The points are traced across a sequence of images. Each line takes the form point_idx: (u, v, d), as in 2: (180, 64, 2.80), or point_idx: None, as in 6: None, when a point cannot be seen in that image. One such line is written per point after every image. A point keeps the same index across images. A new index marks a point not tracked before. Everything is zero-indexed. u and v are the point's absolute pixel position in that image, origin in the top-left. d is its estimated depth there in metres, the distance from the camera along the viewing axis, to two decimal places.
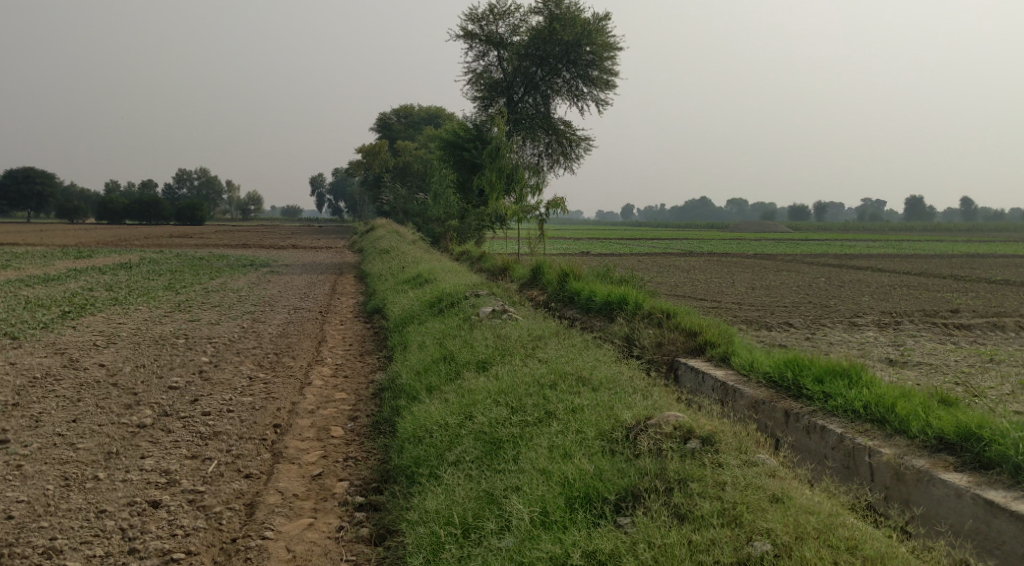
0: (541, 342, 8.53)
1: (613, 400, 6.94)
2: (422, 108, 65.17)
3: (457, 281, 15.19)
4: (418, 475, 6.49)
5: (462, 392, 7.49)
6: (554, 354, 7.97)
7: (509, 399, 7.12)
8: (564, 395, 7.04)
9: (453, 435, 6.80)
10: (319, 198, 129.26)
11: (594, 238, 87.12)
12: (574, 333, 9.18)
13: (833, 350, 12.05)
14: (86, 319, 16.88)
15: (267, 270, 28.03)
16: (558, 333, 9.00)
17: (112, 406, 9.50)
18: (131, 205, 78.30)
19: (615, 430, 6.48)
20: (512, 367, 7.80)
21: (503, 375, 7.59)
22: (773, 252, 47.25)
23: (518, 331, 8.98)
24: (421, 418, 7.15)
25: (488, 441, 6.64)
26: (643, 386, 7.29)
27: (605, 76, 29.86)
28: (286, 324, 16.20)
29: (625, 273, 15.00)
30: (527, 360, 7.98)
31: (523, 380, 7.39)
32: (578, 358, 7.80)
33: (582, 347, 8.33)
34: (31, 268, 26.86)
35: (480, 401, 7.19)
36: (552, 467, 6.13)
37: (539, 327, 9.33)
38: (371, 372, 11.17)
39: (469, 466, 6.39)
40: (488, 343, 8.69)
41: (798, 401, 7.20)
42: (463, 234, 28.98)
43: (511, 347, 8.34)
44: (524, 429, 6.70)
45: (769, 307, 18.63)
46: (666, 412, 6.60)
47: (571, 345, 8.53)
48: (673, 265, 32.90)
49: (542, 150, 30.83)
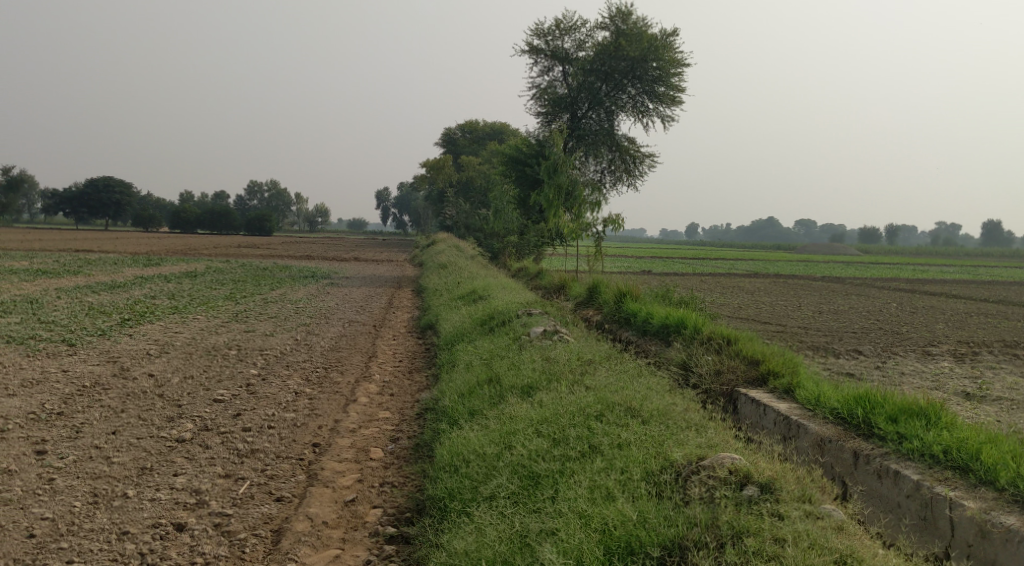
0: (591, 367, 8.07)
1: (663, 434, 6.47)
2: (487, 124, 65.24)
3: (511, 298, 14.84)
4: (450, 511, 6.14)
5: (504, 418, 7.09)
6: (604, 381, 7.51)
7: (553, 429, 6.70)
8: (610, 427, 6.60)
9: (489, 467, 6.44)
10: (384, 212, 130.64)
11: (657, 256, 86.05)
12: (627, 358, 8.72)
13: (905, 381, 11.37)
14: (144, 327, 16.97)
15: (326, 282, 28.08)
16: (609, 358, 8.55)
17: (154, 418, 9.34)
18: (203, 215, 80.02)
19: (662, 470, 6.04)
20: (559, 394, 7.38)
21: (549, 402, 7.17)
22: (843, 275, 45.86)
23: (568, 354, 8.56)
24: (458, 447, 6.78)
25: (526, 476, 6.26)
26: (697, 420, 6.81)
27: (672, 92, 29.31)
28: (339, 337, 16.03)
29: (685, 294, 14.47)
30: (575, 386, 7.55)
31: (569, 407, 6.97)
32: (629, 386, 7.34)
33: (635, 374, 7.86)
34: (100, 274, 27.40)
35: (520, 430, 6.79)
36: (592, 510, 5.73)
37: (590, 350, 8.88)
38: (418, 391, 10.85)
39: (504, 503, 6.02)
40: (535, 366, 8.28)
41: (867, 441, 6.63)
42: (522, 250, 28.69)
43: (559, 371, 7.91)
44: (566, 464, 6.28)
45: (836, 333, 17.87)
46: (721, 452, 6.12)
47: (623, 371, 8.07)
48: (737, 286, 32.09)
49: (605, 166, 30.40)
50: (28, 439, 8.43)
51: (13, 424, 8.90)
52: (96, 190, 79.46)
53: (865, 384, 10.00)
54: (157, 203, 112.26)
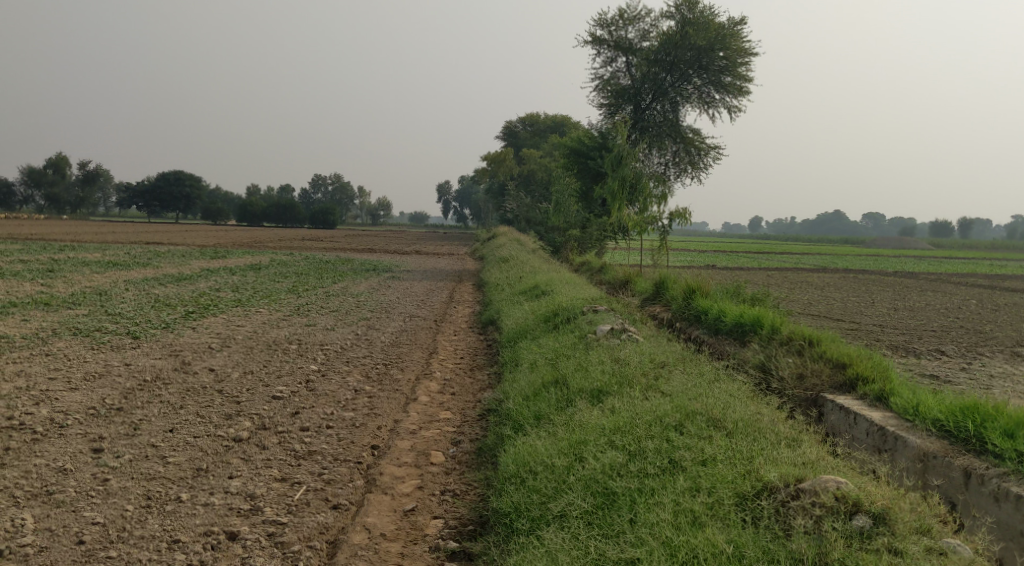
0: (666, 370, 7.58)
1: (750, 449, 5.99)
2: (549, 117, 64.70)
3: (575, 294, 14.37)
4: (518, 529, 5.77)
5: (574, 425, 6.66)
6: (681, 386, 7.02)
7: (629, 440, 6.25)
8: (692, 439, 6.11)
9: (559, 481, 6.03)
10: (445, 205, 131.00)
11: (720, 248, 84.59)
12: (702, 360, 8.22)
13: (998, 386, 10.61)
14: (207, 320, 16.92)
15: (388, 275, 27.96)
16: (684, 360, 8.04)
17: (213, 415, 9.13)
18: (269, 208, 81.12)
19: (759, 495, 5.60)
20: (634, 399, 6.91)
21: (622, 410, 6.71)
22: (917, 270, 44.27)
23: (639, 355, 8.06)
24: (527, 456, 6.37)
25: (600, 493, 5.84)
26: (787, 433, 6.28)
27: (739, 82, 28.45)
28: (399, 332, 15.75)
29: (758, 290, 13.85)
30: (650, 391, 7.07)
31: (647, 416, 6.50)
32: (708, 392, 6.83)
33: (714, 378, 7.34)
34: (167, 267, 27.70)
35: (592, 439, 6.36)
36: (675, 538, 5.33)
37: (663, 351, 8.38)
38: (480, 391, 10.48)
39: (577, 524, 5.62)
40: (605, 367, 7.83)
41: (980, 459, 6.02)
42: (584, 243, 28.14)
43: (631, 374, 7.43)
44: (642, 482, 5.84)
45: (916, 332, 17.01)
46: (823, 475, 5.65)
47: (699, 374, 7.56)
48: (806, 281, 31.11)
49: (669, 158, 29.69)
50: (86, 436, 8.26)
51: (71, 418, 8.76)
52: (167, 183, 81.11)
53: (957, 390, 9.31)
54: (225, 196, 114.27)
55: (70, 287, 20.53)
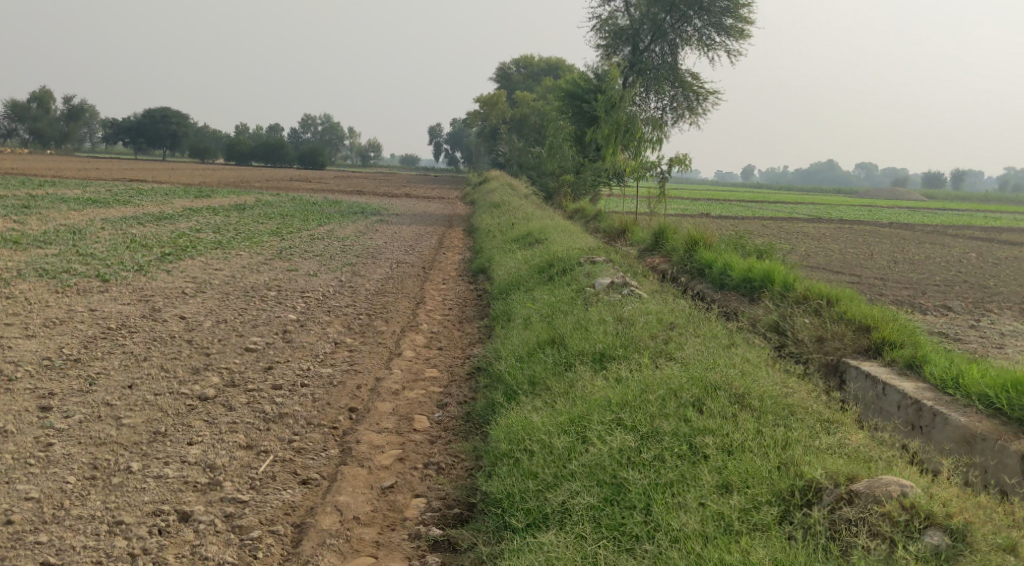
0: (675, 331, 6.89)
1: (780, 433, 5.39)
2: (543, 59, 63.28)
3: (571, 243, 13.60)
4: (515, 521, 5.18)
5: (577, 397, 6.03)
6: (695, 352, 6.34)
7: (643, 418, 5.62)
8: (715, 421, 5.50)
9: (561, 466, 5.42)
10: (435, 148, 129.07)
11: (713, 195, 83.61)
12: (712, 319, 7.52)
13: (1012, 347, 10.08)
14: (184, 263, 16.07)
15: (376, 218, 27.11)
16: (694, 319, 7.35)
17: (178, 369, 8.36)
18: (257, 147, 79.53)
19: (793, 491, 4.99)
20: (647, 367, 6.26)
21: (633, 380, 6.04)
22: (913, 222, 43.75)
23: (645, 314, 7.33)
24: (523, 433, 5.77)
25: (608, 483, 5.22)
26: (820, 413, 5.67)
27: (740, 25, 27.42)
28: (385, 279, 14.99)
29: (762, 241, 13.15)
30: (662, 356, 6.43)
31: (660, 389, 5.86)
32: (726, 360, 6.15)
33: (729, 342, 6.66)
34: (148, 205, 26.69)
35: (598, 414, 5.74)
36: (700, 546, 4.71)
37: (670, 308, 7.67)
38: (469, 346, 9.82)
39: (583, 522, 5.01)
40: (608, 327, 7.14)
41: None
42: (578, 189, 27.37)
43: (638, 337, 6.73)
44: (657, 473, 5.22)
45: (919, 285, 16.36)
46: (881, 476, 4.99)
47: (712, 335, 6.88)
48: (801, 231, 30.41)
49: (667, 104, 28.49)
50: (34, 392, 7.51)
51: (22, 371, 8.00)
52: (153, 121, 79.44)
53: (978, 354, 8.69)
54: (212, 135, 112.13)
55: (43, 225, 19.60)
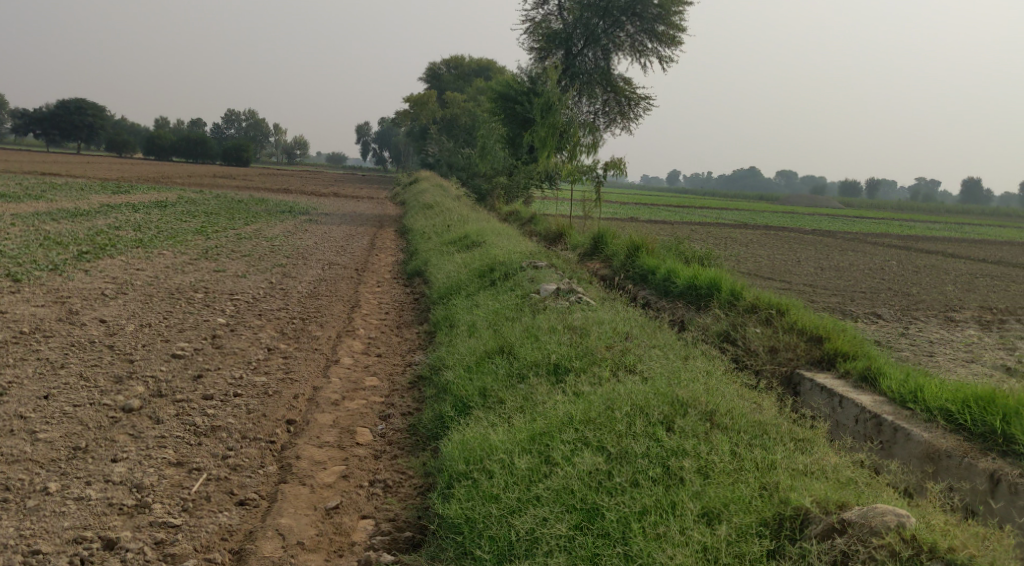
0: (631, 342, 6.76)
1: (762, 456, 5.38)
2: (473, 60, 62.94)
3: (510, 247, 13.38)
4: (480, 549, 5.04)
5: (536, 414, 5.94)
6: (658, 369, 6.26)
7: (612, 437, 5.57)
8: (687, 441, 5.47)
9: (527, 488, 5.32)
10: (363, 146, 127.51)
11: (638, 199, 84.44)
12: (663, 328, 7.41)
13: (943, 355, 10.26)
14: (102, 262, 15.27)
15: (305, 218, 26.43)
16: (647, 329, 7.23)
17: (98, 378, 7.81)
18: (178, 142, 77.14)
19: (779, 520, 4.98)
20: (609, 381, 6.19)
21: (596, 396, 5.97)
22: (834, 229, 44.79)
23: (597, 324, 7.16)
24: (481, 451, 5.68)
25: (579, 508, 5.14)
26: (787, 430, 5.68)
27: (672, 31, 27.59)
28: (318, 282, 14.51)
29: (701, 247, 13.13)
30: (625, 369, 6.37)
31: (627, 404, 5.81)
32: (687, 374, 6.14)
33: (683, 356, 6.58)
34: (62, 201, 25.46)
35: (563, 432, 5.66)
36: None
37: (623, 317, 7.50)
38: (410, 353, 9.51)
39: (555, 552, 4.91)
40: (560, 337, 6.95)
41: (1007, 461, 5.38)
42: (511, 191, 27.19)
43: (595, 349, 6.62)
44: (632, 499, 5.14)
45: (847, 291, 16.64)
46: (873, 504, 4.98)
47: (667, 346, 6.78)
48: (728, 237, 30.82)
49: (599, 108, 28.73)
50: None
51: None
52: (68, 112, 76.40)
53: (917, 365, 8.78)
54: (130, 128, 108.53)
55: None
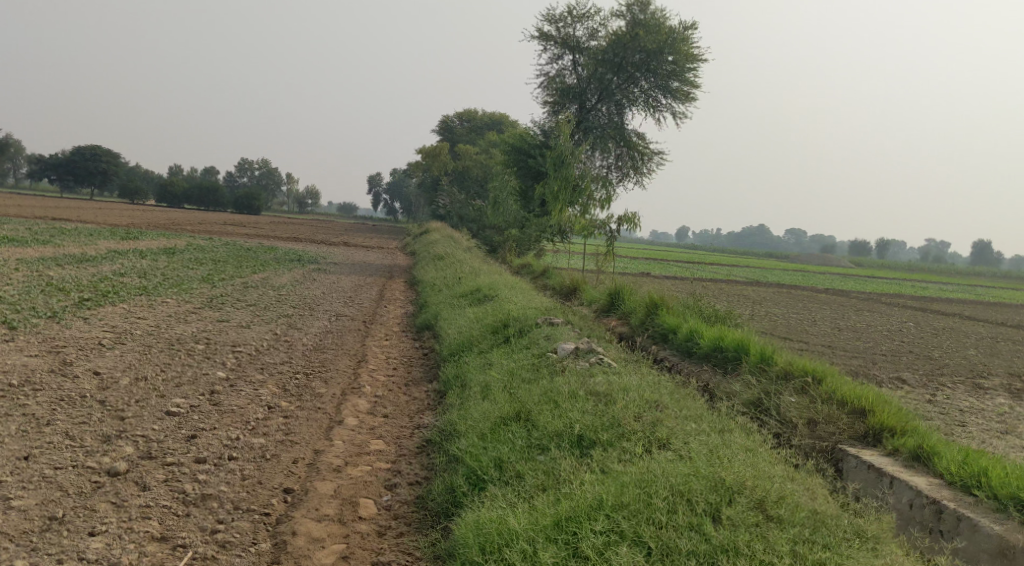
0: (663, 419, 6.55)
1: (827, 558, 5.36)
2: (486, 114, 63.17)
3: (525, 302, 12.93)
4: None
5: (562, 496, 5.90)
6: (699, 448, 6.16)
7: (649, 527, 5.56)
8: (736, 537, 5.44)
9: None
10: (375, 198, 127.89)
11: (649, 253, 83.81)
12: (699, 400, 7.09)
13: (982, 426, 9.71)
14: (104, 310, 14.89)
15: (313, 267, 26.08)
16: (680, 399, 6.97)
17: (85, 437, 7.29)
18: (191, 190, 77.41)
19: None
20: (641, 459, 6.13)
21: (628, 475, 5.92)
22: (849, 289, 44.06)
23: (625, 398, 6.80)
24: (499, 537, 5.67)
25: None
26: (851, 526, 5.65)
27: (687, 88, 27.35)
28: (324, 334, 14.07)
29: (722, 306, 12.61)
30: (660, 444, 6.31)
31: (665, 488, 5.77)
32: (732, 456, 6.06)
33: (723, 432, 6.46)
34: (69, 246, 25.21)
35: (597, 519, 5.63)
36: None
37: (654, 384, 7.23)
38: (419, 415, 8.94)
39: None
40: (578, 413, 6.68)
41: None
42: (523, 244, 26.52)
43: (623, 422, 6.51)
44: None
45: (871, 351, 16.05)
46: None
47: (705, 421, 6.64)
48: (741, 295, 30.26)
49: (612, 161, 28.42)
50: None
51: None
52: (83, 158, 76.84)
53: (956, 438, 8.31)
54: (144, 175, 109.22)
55: None
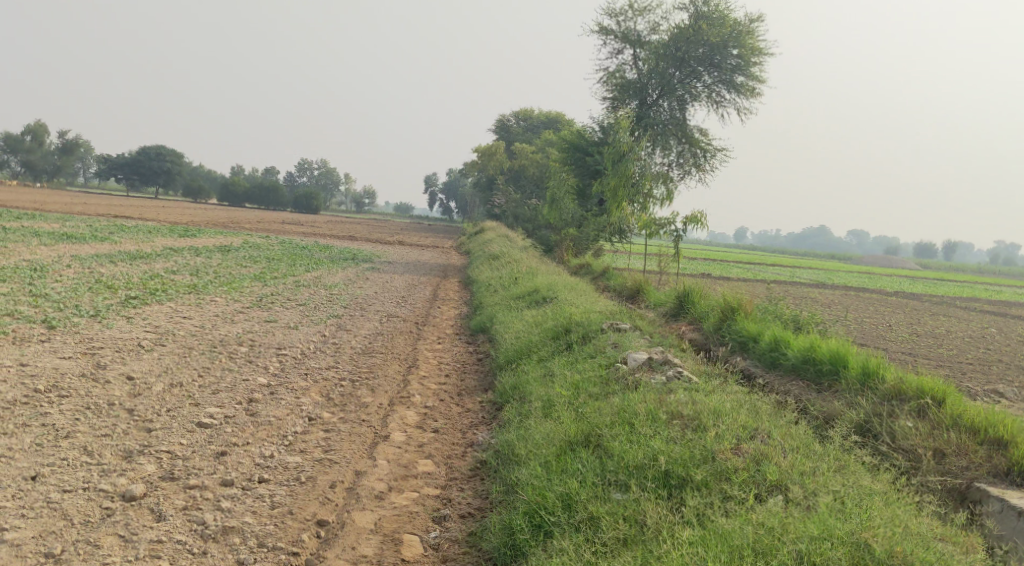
0: (771, 454, 6.17)
1: None
2: (543, 113, 62.18)
3: (587, 306, 11.94)
4: None
5: (651, 557, 5.56)
6: (831, 497, 5.81)
7: None
8: None
9: None
10: (430, 198, 127.59)
11: (709, 253, 81.62)
12: (807, 430, 6.63)
13: None
14: (150, 308, 14.35)
15: (367, 266, 25.44)
16: (789, 434, 6.46)
17: (103, 453, 6.56)
18: (252, 189, 77.99)
19: None
20: (747, 512, 5.76)
21: (738, 538, 5.54)
22: (923, 292, 41.93)
23: (702, 438, 6.34)
24: None
25: None
26: None
27: (751, 82, 26.11)
28: (374, 336, 13.29)
29: (803, 310, 11.49)
30: (764, 489, 5.94)
31: (788, 556, 5.43)
32: (875, 510, 5.69)
33: (843, 475, 6.07)
34: (125, 243, 24.97)
35: None
36: None
37: (758, 410, 6.81)
38: (473, 429, 8.10)
39: None
40: (654, 455, 6.23)
41: None
42: (580, 243, 25.20)
43: (727, 464, 6.08)
44: None
45: (964, 353, 14.69)
46: None
47: (824, 459, 6.23)
48: (810, 296, 28.82)
49: (673, 159, 27.09)
50: None
51: None
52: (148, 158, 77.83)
53: None
54: (207, 176, 110.45)
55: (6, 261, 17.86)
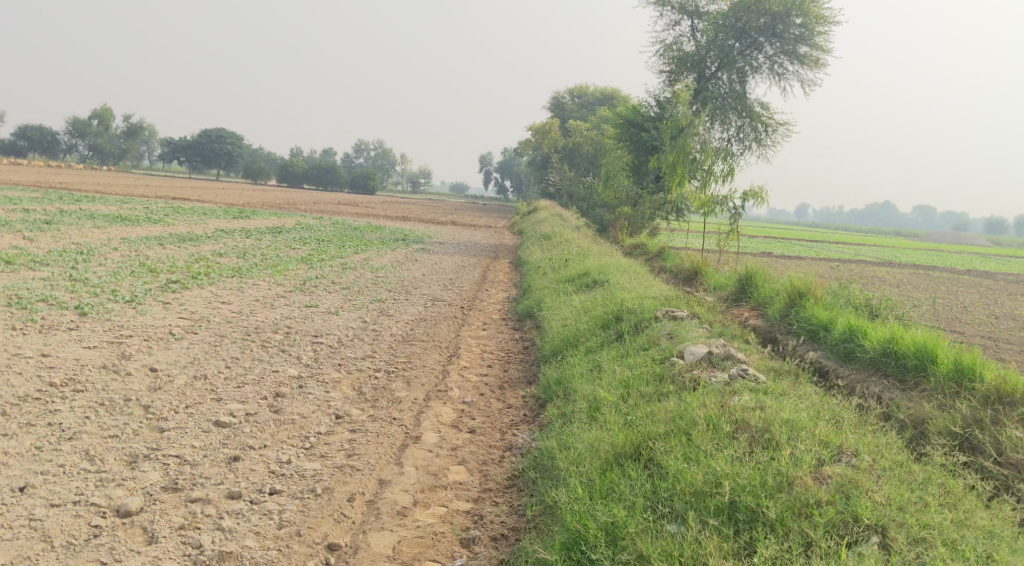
0: (861, 484, 5.50)
1: None
2: (599, 89, 60.78)
3: (641, 290, 11.11)
4: None
5: None
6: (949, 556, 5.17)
7: None
8: None
9: None
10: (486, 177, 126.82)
11: (770, 230, 79.48)
12: (897, 445, 6.00)
13: None
14: (190, 293, 13.89)
15: (418, 247, 24.85)
16: (894, 462, 5.79)
17: (105, 458, 6.23)
18: (310, 169, 78.13)
19: None
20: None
21: None
22: (998, 270, 39.87)
23: (770, 461, 5.68)
24: None
25: None
26: None
27: (816, 53, 24.73)
28: (417, 321, 12.63)
29: (878, 294, 10.45)
30: (856, 531, 5.31)
31: None
32: None
33: (953, 513, 5.42)
34: (178, 225, 24.71)
35: None
36: None
37: (844, 424, 6.12)
38: (514, 428, 7.41)
39: None
40: (718, 480, 5.59)
41: None
42: (636, 223, 24.10)
43: (806, 496, 5.43)
44: None
45: None
46: None
47: (930, 494, 5.56)
48: (877, 276, 27.37)
49: (732, 134, 25.87)
50: None
51: None
52: (209, 140, 78.39)
53: None
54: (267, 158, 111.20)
55: (54, 243, 17.60)
